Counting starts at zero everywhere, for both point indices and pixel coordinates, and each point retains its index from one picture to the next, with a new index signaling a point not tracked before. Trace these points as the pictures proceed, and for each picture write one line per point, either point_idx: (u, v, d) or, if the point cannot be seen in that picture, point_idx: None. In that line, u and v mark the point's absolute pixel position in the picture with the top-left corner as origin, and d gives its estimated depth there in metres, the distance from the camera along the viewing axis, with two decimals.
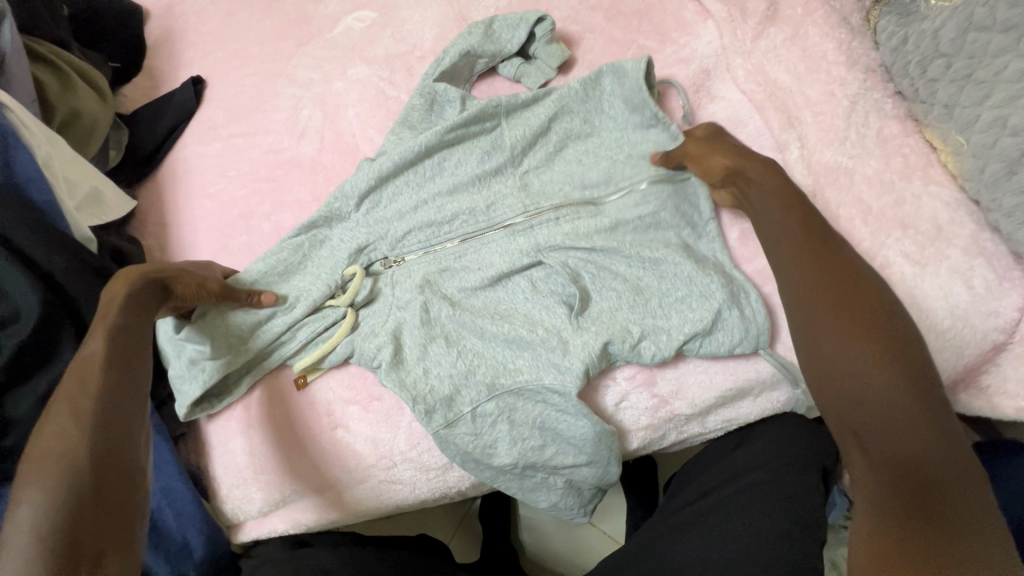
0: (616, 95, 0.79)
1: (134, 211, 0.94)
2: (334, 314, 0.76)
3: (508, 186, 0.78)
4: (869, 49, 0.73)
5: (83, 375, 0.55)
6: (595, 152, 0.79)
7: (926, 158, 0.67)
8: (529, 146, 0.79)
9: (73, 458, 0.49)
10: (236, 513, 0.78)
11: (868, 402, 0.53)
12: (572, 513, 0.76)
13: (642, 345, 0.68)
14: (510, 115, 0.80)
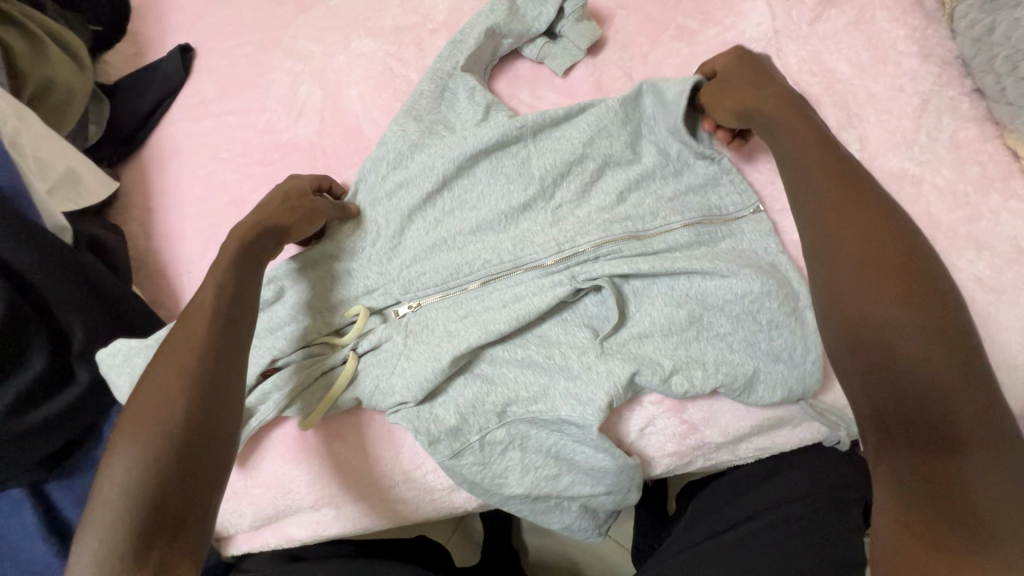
0: (658, 122, 0.68)
1: (117, 193, 0.86)
2: (336, 357, 0.69)
3: (538, 223, 0.69)
4: (945, 38, 0.64)
5: (188, 326, 0.55)
6: (640, 183, 0.68)
7: (1008, 168, 0.58)
8: (562, 175, 0.69)
9: (164, 425, 0.49)
10: (226, 526, 0.73)
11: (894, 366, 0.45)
12: (587, 534, 0.71)
13: (674, 380, 0.61)
14: (542, 135, 0.71)
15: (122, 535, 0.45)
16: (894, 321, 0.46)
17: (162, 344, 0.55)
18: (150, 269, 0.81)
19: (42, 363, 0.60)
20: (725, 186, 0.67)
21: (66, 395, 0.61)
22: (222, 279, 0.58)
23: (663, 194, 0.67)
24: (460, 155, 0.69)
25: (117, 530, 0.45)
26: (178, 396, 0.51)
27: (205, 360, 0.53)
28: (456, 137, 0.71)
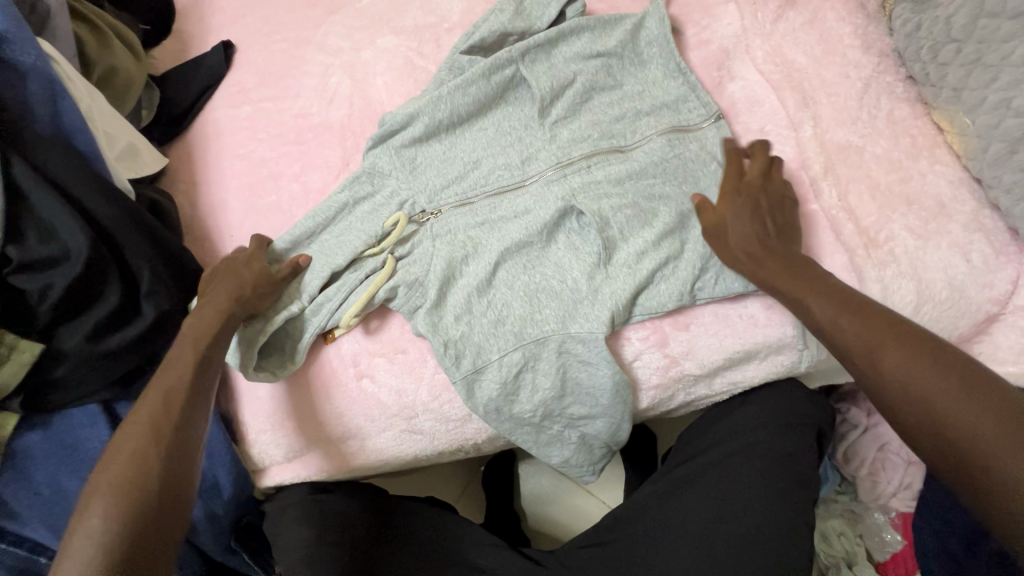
0: (636, 58, 0.85)
1: (165, 169, 0.97)
2: (372, 266, 0.80)
3: (539, 140, 0.84)
4: (883, 34, 0.77)
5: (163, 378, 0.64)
6: (622, 100, 0.84)
7: (933, 139, 0.70)
8: (558, 95, 0.84)
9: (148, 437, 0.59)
10: (262, 458, 0.82)
11: (911, 399, 0.54)
12: (581, 470, 0.82)
13: (662, 289, 0.73)
14: (532, 66, 0.85)
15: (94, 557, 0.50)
16: (892, 361, 0.56)
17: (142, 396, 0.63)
18: (196, 234, 0.92)
19: (116, 299, 0.69)
20: (691, 101, 0.81)
21: (135, 327, 0.70)
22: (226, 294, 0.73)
23: (641, 106, 0.82)
24: (474, 84, 0.84)
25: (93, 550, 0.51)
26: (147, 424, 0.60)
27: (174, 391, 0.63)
28: (464, 79, 0.84)
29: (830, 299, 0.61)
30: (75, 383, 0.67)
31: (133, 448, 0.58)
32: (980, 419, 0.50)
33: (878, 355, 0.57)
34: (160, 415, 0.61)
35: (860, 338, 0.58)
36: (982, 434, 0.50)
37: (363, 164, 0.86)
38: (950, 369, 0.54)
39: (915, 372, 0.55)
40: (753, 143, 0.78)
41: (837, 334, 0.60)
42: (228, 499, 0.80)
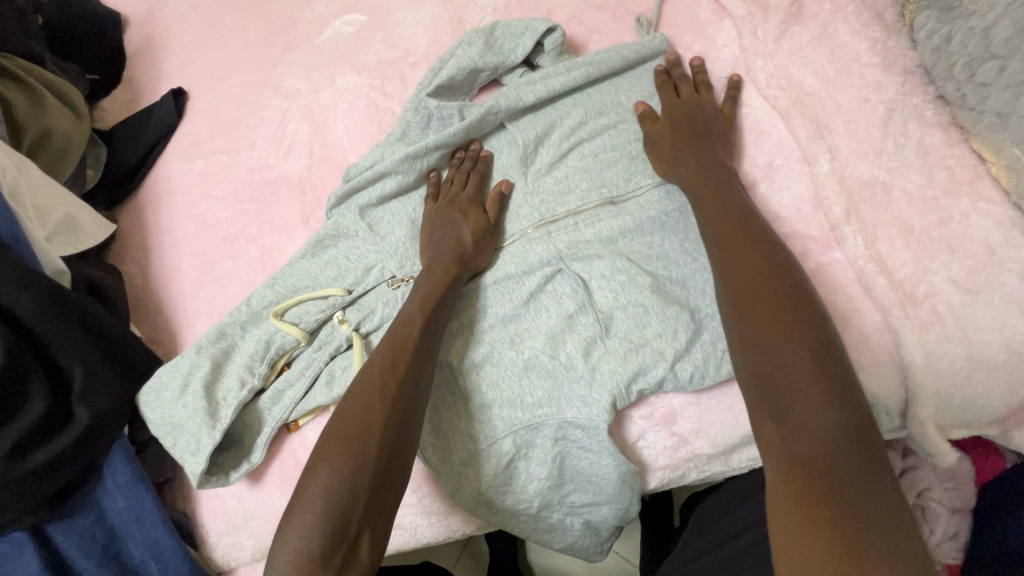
0: (630, 94, 0.77)
1: (114, 235, 0.89)
2: (338, 343, 0.73)
3: (520, 194, 0.75)
4: (907, 48, 0.66)
5: (378, 370, 0.61)
6: (614, 144, 0.74)
7: (976, 171, 0.60)
8: (540, 143, 0.76)
9: (361, 456, 0.55)
10: (227, 560, 0.72)
11: (788, 388, 0.48)
12: (589, 552, 0.74)
13: (679, 366, 0.64)
14: (514, 113, 0.77)
15: (314, 547, 0.51)
16: (800, 392, 0.47)
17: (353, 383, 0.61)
18: (147, 307, 0.83)
19: (41, 406, 0.61)
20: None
21: (65, 437, 0.62)
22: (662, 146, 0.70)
23: (636, 152, 0.73)
24: (444, 133, 0.75)
25: (308, 547, 0.51)
26: (394, 434, 0.57)
27: (407, 400, 0.59)
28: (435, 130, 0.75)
29: (748, 290, 0.54)
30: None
31: (365, 460, 0.55)
32: (828, 411, 0.46)
33: (773, 385, 0.49)
34: (382, 398, 0.58)
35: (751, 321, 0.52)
36: (808, 406, 0.47)
37: (325, 225, 0.78)
38: (842, 432, 0.46)
39: (807, 407, 0.47)
40: (760, 182, 0.68)
41: (744, 334, 0.52)
42: None
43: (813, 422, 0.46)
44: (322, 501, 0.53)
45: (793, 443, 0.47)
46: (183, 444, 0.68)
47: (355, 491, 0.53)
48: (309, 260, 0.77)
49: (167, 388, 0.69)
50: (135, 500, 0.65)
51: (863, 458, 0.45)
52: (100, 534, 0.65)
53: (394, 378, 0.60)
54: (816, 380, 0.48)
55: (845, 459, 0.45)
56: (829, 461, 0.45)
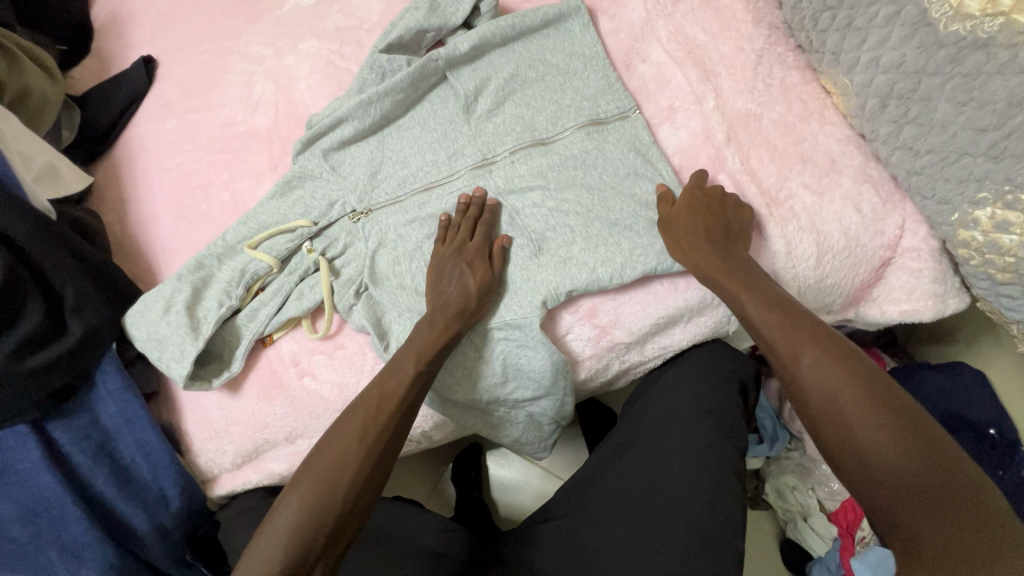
0: (558, 51, 0.89)
1: (92, 188, 0.96)
2: (304, 266, 0.83)
3: (464, 135, 0.86)
4: (773, 8, 0.82)
5: (377, 401, 0.67)
6: (543, 94, 0.87)
7: (822, 103, 0.76)
8: (479, 94, 0.88)
9: (325, 491, 0.61)
10: (211, 466, 0.81)
11: (854, 436, 0.52)
12: (533, 447, 0.86)
13: (598, 270, 0.75)
14: (456, 68, 0.89)
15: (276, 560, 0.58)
16: (853, 405, 0.53)
17: (355, 401, 0.68)
18: (127, 250, 0.91)
19: (38, 316, 0.68)
20: (608, 93, 0.85)
21: (61, 344, 0.69)
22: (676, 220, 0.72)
23: (563, 99, 0.86)
24: (396, 86, 0.86)
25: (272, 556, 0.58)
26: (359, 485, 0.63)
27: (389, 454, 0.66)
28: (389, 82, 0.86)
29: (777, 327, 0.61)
30: (2, 404, 0.66)
31: (327, 496, 0.61)
32: (889, 438, 0.50)
33: (832, 405, 0.54)
34: (363, 432, 0.65)
35: (821, 393, 0.56)
36: (863, 432, 0.52)
37: (292, 169, 0.88)
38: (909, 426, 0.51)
39: (854, 407, 0.53)
40: (663, 121, 0.82)
41: (790, 381, 0.59)
42: (177, 510, 0.76)
43: (882, 451, 0.50)
44: (284, 531, 0.59)
45: (868, 471, 0.51)
46: (169, 354, 0.76)
47: (322, 523, 0.60)
48: (279, 200, 0.86)
49: (150, 309, 0.77)
50: (125, 405, 0.73)
51: (924, 439, 0.49)
52: (94, 434, 0.73)
53: (376, 428, 0.66)
54: (880, 417, 0.52)
55: (918, 443, 0.49)
56: (932, 452, 0.49)
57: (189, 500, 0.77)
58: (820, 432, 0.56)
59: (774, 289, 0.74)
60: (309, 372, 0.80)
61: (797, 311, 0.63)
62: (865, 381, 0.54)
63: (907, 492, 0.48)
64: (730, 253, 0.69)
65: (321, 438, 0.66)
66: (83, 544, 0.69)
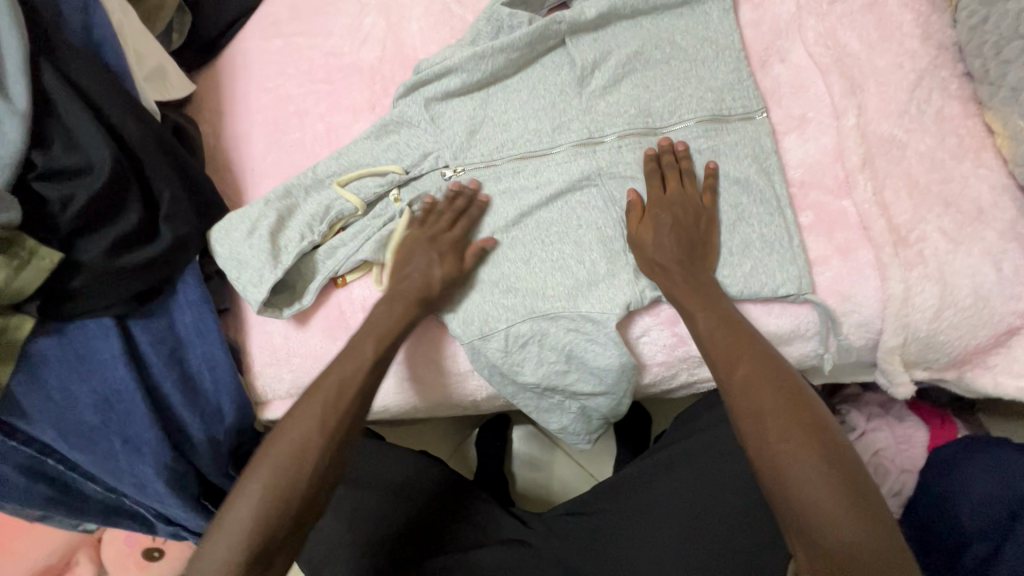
0: (689, 35, 0.82)
1: (192, 96, 0.96)
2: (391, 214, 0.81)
3: (573, 108, 0.82)
4: (946, 25, 0.74)
5: (325, 400, 0.66)
6: (664, 80, 0.81)
7: (982, 142, 0.69)
8: (597, 67, 0.83)
9: (269, 495, 0.61)
10: (266, 391, 0.83)
11: (779, 459, 0.56)
12: (577, 438, 0.84)
13: None
14: (576, 35, 0.84)
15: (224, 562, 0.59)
16: (778, 430, 0.57)
17: (306, 394, 0.67)
18: (217, 164, 0.92)
19: (135, 216, 0.68)
20: (737, 90, 0.79)
21: (152, 248, 0.69)
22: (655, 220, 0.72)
23: (685, 88, 0.80)
24: (513, 43, 0.82)
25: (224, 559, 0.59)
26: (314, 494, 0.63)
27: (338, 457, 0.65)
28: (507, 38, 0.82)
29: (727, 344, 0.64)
30: (93, 294, 0.66)
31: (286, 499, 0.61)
32: (808, 466, 0.55)
33: (759, 428, 0.58)
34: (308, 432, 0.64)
35: (753, 414, 0.59)
36: (790, 457, 0.55)
37: (391, 113, 0.86)
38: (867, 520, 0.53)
39: (824, 501, 0.53)
40: (792, 130, 0.76)
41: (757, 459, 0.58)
42: (230, 426, 0.79)
43: (806, 478, 0.54)
44: (240, 533, 0.60)
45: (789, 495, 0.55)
46: (247, 276, 0.76)
47: (266, 528, 0.60)
48: (372, 142, 0.85)
49: (238, 227, 0.77)
50: (199, 317, 0.75)
51: (870, 512, 0.53)
52: (168, 339, 0.74)
53: (321, 431, 0.64)
54: (798, 445, 0.56)
55: (878, 541, 0.52)
56: (843, 483, 0.54)
57: (240, 419, 0.80)
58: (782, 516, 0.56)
59: (876, 334, 0.68)
60: None
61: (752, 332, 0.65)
62: (838, 466, 0.55)
63: (813, 519, 0.53)
64: (700, 266, 0.69)
65: (274, 430, 0.66)
66: (146, 440, 0.70)
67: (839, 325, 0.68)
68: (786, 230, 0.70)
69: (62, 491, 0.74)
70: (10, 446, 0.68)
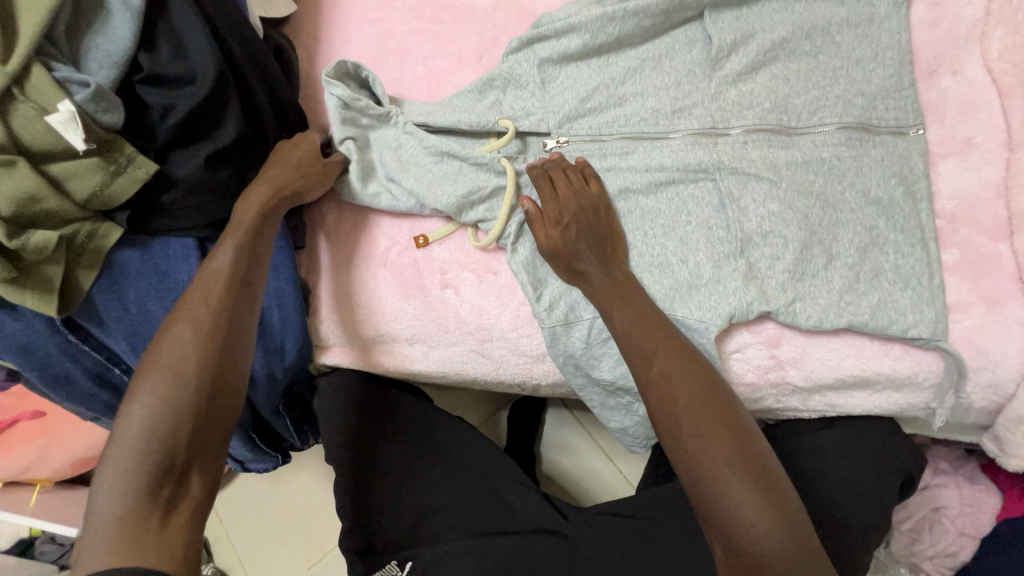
0: (850, 26, 0.72)
1: (291, 17, 0.90)
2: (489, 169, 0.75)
3: (700, 90, 0.74)
4: None
5: (207, 283, 0.59)
6: (811, 74, 0.72)
7: None
8: (734, 49, 0.73)
9: (176, 397, 0.53)
10: (328, 337, 0.80)
11: (710, 470, 0.53)
12: (632, 441, 0.80)
13: (797, 306, 0.64)
14: (718, 9, 0.75)
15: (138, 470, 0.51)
16: (711, 438, 0.54)
17: (179, 301, 0.58)
18: (308, 94, 0.87)
19: (231, 134, 0.64)
20: (893, 99, 0.70)
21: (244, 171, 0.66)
22: (567, 237, 0.68)
23: (832, 89, 0.71)
24: (647, 8, 0.74)
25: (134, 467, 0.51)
26: (213, 371, 0.56)
27: (228, 335, 0.58)
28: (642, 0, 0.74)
29: (673, 346, 0.60)
30: (181, 212, 0.64)
31: (177, 412, 0.53)
32: (738, 479, 0.52)
33: (690, 431, 0.55)
34: (204, 318, 0.57)
35: (681, 418, 0.56)
36: (713, 464, 0.53)
37: (498, 68, 0.79)
38: (792, 531, 0.51)
39: (750, 518, 0.50)
40: (950, 154, 0.68)
41: (683, 469, 0.55)
42: (288, 364, 0.78)
43: (736, 493, 0.51)
44: (133, 446, 0.52)
45: (717, 509, 0.52)
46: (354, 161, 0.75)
47: (171, 426, 0.53)
48: (474, 98, 0.79)
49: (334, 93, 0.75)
50: (275, 251, 0.74)
51: (795, 533, 0.50)
52: None
53: (209, 317, 0.57)
54: (734, 456, 0.53)
55: (793, 542, 0.50)
56: (776, 503, 0.51)
57: (301, 359, 0.79)
58: (707, 523, 0.53)
59: (1003, 399, 0.62)
60: (453, 286, 0.76)
61: (653, 319, 0.63)
62: (764, 483, 0.52)
63: (736, 535, 0.50)
64: (613, 267, 0.67)
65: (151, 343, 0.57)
66: None
67: (966, 381, 0.62)
68: (927, 266, 0.63)
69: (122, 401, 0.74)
70: (81, 350, 0.67)
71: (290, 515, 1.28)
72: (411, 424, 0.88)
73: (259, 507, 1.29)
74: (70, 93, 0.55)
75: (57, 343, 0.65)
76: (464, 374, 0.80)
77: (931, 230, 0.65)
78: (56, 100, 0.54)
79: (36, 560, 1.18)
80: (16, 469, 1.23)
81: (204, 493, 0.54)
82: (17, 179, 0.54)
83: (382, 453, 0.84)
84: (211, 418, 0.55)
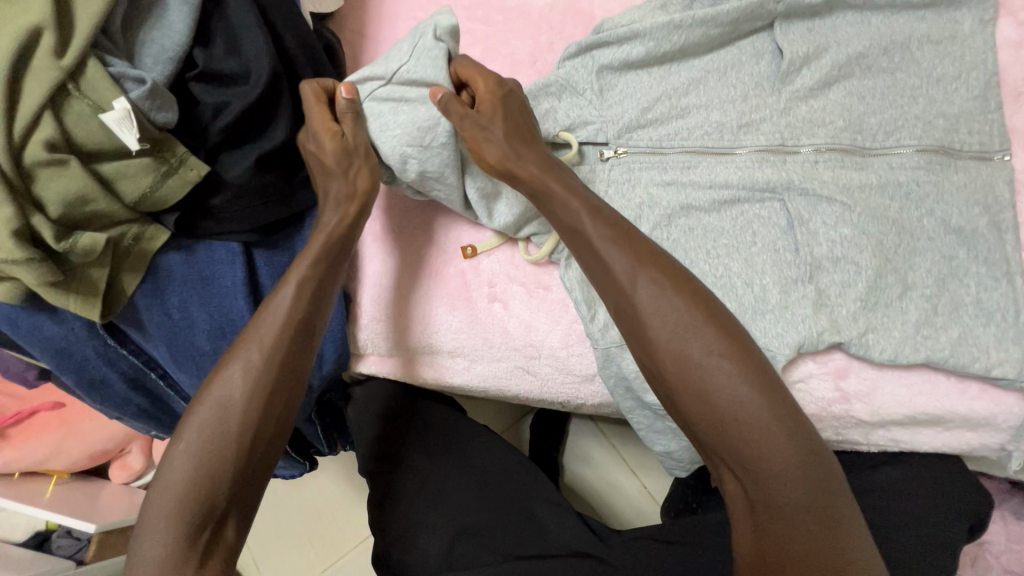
0: (931, 43, 0.69)
1: (336, 14, 0.87)
2: None
3: (768, 104, 0.70)
4: None
5: (262, 331, 0.57)
6: (887, 93, 0.68)
7: None
8: (807, 62, 0.70)
9: (222, 446, 0.53)
10: (365, 347, 0.77)
11: (724, 405, 0.51)
12: (675, 465, 0.76)
13: (871, 338, 0.61)
14: (790, 20, 0.72)
15: (178, 511, 0.51)
16: (721, 368, 0.52)
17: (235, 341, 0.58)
18: None
19: (281, 138, 0.62)
20: (976, 122, 0.66)
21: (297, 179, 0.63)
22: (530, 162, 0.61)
23: (910, 109, 0.67)
24: (718, 15, 0.70)
25: (174, 509, 0.51)
26: (260, 421, 0.55)
27: (278, 385, 0.56)
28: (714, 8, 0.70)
29: (637, 254, 0.57)
30: (230, 215, 0.61)
31: (220, 461, 0.53)
32: (751, 405, 0.51)
33: (695, 365, 0.52)
34: (257, 367, 0.56)
35: (684, 347, 0.53)
36: (727, 398, 0.51)
37: (553, 74, 0.75)
38: (808, 449, 0.51)
39: (766, 443, 0.50)
40: None
41: (693, 404, 0.53)
42: (326, 374, 0.76)
43: (751, 420, 0.50)
44: (179, 491, 0.52)
45: (730, 441, 0.51)
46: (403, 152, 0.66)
47: (214, 474, 0.53)
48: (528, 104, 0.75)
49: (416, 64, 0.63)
50: None
51: (806, 449, 0.50)
52: None
53: (264, 364, 0.56)
54: (747, 386, 0.51)
55: (809, 460, 0.50)
56: (789, 425, 0.51)
57: (338, 369, 0.76)
58: (718, 456, 0.52)
59: None
60: (502, 300, 0.73)
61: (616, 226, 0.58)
62: (774, 403, 0.51)
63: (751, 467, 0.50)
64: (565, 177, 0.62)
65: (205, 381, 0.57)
66: None
67: None
68: (1013, 302, 0.61)
69: (155, 406, 0.72)
70: (118, 353, 0.64)
71: (305, 518, 1.25)
72: (441, 434, 0.85)
73: (274, 510, 1.26)
74: (126, 90, 0.52)
75: (96, 347, 0.63)
76: (506, 391, 0.78)
77: (1015, 264, 0.62)
78: (112, 97, 0.51)
79: (51, 554, 1.16)
80: (32, 461, 1.20)
81: (239, 539, 0.55)
82: (68, 179, 0.52)
83: (415, 470, 0.81)
84: (252, 469, 0.55)
